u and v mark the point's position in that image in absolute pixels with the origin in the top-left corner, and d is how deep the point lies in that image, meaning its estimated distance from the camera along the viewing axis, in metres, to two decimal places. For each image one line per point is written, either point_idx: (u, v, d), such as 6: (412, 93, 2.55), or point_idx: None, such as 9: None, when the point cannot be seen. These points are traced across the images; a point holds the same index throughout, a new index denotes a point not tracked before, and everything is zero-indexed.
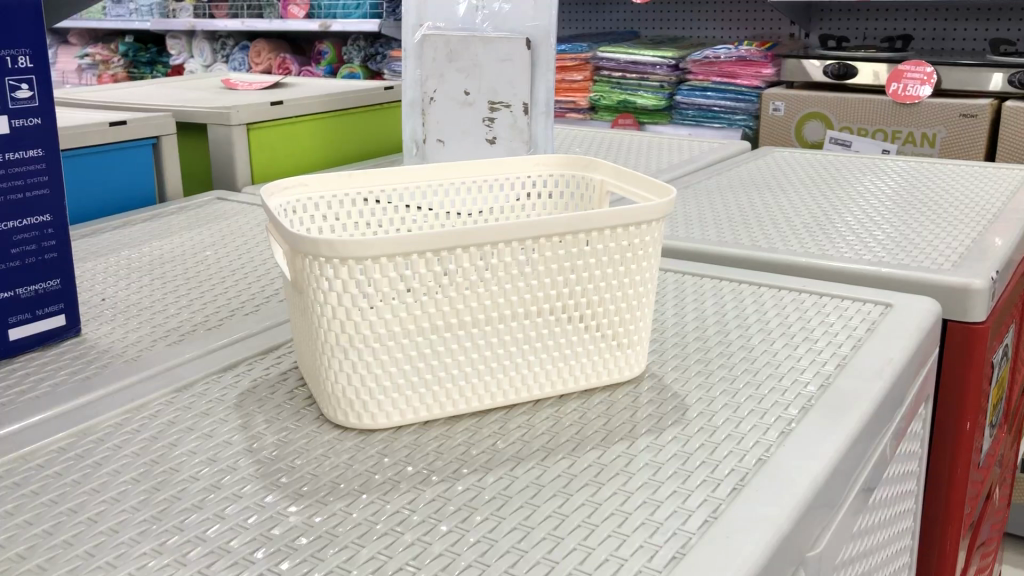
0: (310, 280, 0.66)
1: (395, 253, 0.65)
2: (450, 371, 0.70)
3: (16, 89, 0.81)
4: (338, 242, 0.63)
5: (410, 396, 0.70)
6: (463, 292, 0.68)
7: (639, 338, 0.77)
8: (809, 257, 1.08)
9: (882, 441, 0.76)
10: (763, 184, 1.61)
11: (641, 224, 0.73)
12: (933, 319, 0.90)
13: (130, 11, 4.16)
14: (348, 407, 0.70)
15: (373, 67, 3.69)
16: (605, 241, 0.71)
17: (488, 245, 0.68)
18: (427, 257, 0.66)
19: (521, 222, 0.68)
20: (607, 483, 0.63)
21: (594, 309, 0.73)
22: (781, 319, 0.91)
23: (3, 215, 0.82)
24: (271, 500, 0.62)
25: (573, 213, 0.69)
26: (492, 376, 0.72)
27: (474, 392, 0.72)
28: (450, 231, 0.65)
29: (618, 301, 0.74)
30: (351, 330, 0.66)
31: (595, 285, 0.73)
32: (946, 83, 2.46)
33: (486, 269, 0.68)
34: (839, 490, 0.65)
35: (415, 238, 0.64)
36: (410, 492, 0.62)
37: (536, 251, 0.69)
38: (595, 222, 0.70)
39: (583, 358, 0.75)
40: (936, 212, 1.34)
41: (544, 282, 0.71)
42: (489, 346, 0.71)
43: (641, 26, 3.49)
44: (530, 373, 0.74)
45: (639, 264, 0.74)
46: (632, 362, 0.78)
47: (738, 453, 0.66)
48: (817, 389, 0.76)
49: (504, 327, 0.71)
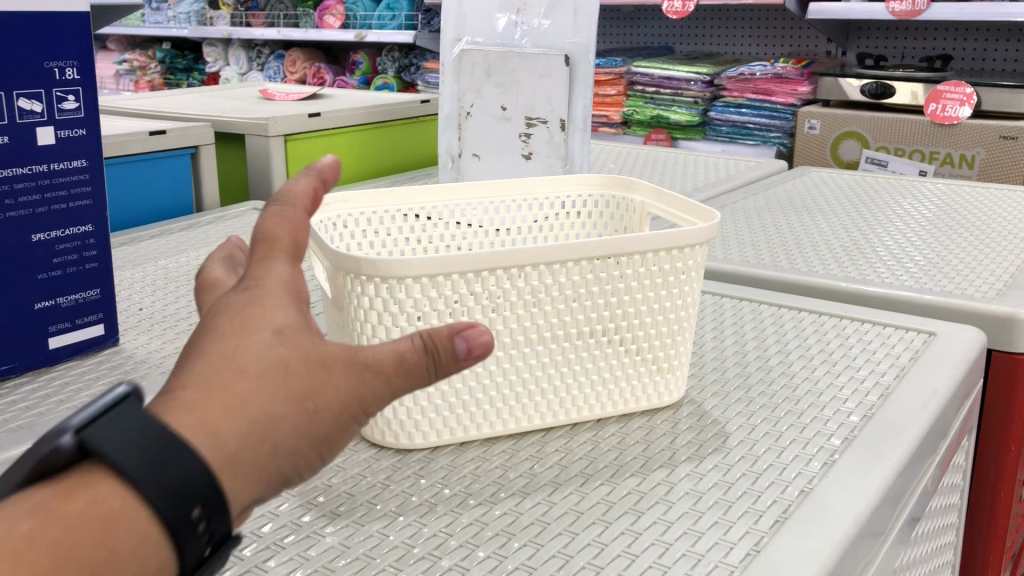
0: (351, 297, 0.65)
1: (435, 272, 0.64)
2: (487, 392, 0.70)
3: (62, 101, 0.81)
4: (381, 261, 0.62)
5: (447, 416, 0.70)
6: (502, 314, 0.67)
7: (679, 363, 0.76)
8: (848, 282, 1.07)
9: (926, 473, 0.75)
10: (801, 205, 1.59)
11: (684, 248, 0.72)
12: (977, 349, 0.88)
13: (169, 17, 4.22)
14: (385, 425, 0.70)
15: (407, 78, 3.70)
16: (648, 264, 0.71)
17: (529, 266, 0.67)
18: (467, 278, 0.65)
19: (564, 244, 0.67)
20: (647, 513, 0.62)
21: (634, 333, 0.72)
22: (821, 346, 0.90)
23: (46, 225, 0.83)
24: (307, 519, 0.62)
25: (617, 237, 0.68)
26: (529, 398, 0.72)
27: (511, 413, 0.72)
28: (491, 252, 0.65)
29: (659, 326, 0.73)
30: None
31: (636, 310, 0.72)
32: (986, 104, 2.42)
33: (527, 290, 0.68)
34: (884, 523, 0.64)
35: (457, 258, 0.64)
36: (447, 516, 0.62)
37: (577, 273, 0.69)
38: (639, 246, 0.69)
39: (623, 382, 0.74)
40: (977, 237, 1.33)
41: (585, 304, 0.70)
42: (528, 368, 0.70)
43: (676, 41, 3.49)
44: (568, 397, 0.73)
45: (682, 289, 0.73)
46: (671, 387, 0.77)
47: (780, 484, 0.65)
48: (860, 419, 0.74)
49: (543, 349, 0.70)
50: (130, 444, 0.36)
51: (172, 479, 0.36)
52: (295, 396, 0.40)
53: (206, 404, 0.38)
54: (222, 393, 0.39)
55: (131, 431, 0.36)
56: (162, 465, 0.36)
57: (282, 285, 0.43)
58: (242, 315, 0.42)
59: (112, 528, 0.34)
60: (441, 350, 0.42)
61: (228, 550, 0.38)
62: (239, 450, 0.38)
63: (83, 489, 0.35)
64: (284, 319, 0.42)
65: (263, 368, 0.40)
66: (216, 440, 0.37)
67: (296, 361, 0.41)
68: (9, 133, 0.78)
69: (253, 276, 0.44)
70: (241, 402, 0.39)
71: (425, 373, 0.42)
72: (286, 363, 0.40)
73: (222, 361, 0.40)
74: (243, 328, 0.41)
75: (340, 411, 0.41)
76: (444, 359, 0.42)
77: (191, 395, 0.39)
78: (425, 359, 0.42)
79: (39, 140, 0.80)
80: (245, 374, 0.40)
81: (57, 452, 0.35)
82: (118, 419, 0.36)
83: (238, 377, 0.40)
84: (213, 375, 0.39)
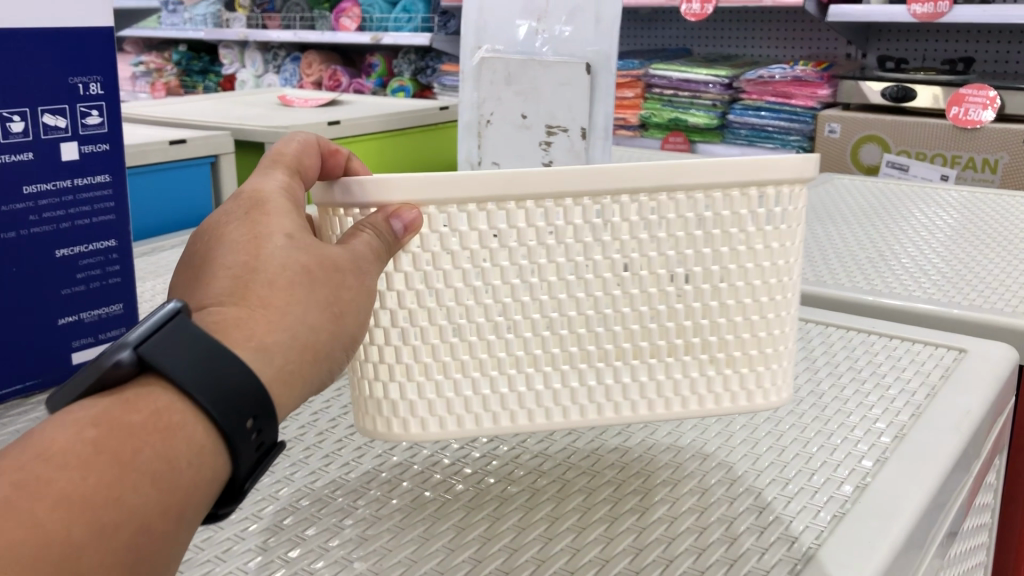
0: (333, 232, 0.60)
1: (426, 202, 0.58)
2: (540, 367, 0.62)
3: (86, 116, 0.82)
4: (355, 183, 0.58)
5: (491, 396, 0.62)
6: (541, 265, 0.60)
7: (785, 348, 0.66)
8: (875, 295, 1.06)
9: (961, 494, 0.73)
10: (822, 213, 1.58)
11: (766, 183, 0.61)
12: (1011, 368, 0.86)
13: (185, 20, 4.24)
14: (379, 411, 0.62)
15: (422, 80, 3.69)
16: (721, 206, 0.61)
17: (556, 198, 0.59)
18: (485, 209, 0.59)
19: (594, 167, 0.58)
20: (679, 538, 0.61)
21: (716, 300, 0.63)
22: (850, 363, 0.89)
23: (68, 240, 0.83)
24: (334, 544, 0.62)
25: (669, 161, 0.58)
26: (601, 380, 0.63)
27: (574, 398, 0.63)
28: (494, 176, 0.58)
29: (755, 293, 0.63)
30: (409, 309, 0.60)
31: (719, 268, 0.62)
32: (1009, 107, 2.38)
33: (569, 230, 0.60)
34: (919, 546, 0.63)
35: (445, 179, 0.58)
36: (475, 542, 0.61)
37: (642, 225, 0.60)
38: (702, 176, 0.59)
39: (719, 358, 0.64)
40: (1002, 247, 1.32)
41: (651, 257, 0.61)
42: (589, 335, 0.62)
43: (693, 43, 3.48)
44: (651, 381, 0.64)
45: (778, 250, 0.63)
46: (776, 384, 0.67)
47: (812, 509, 0.64)
48: (892, 440, 0.73)
49: (607, 313, 0.62)
50: (186, 365, 0.45)
51: (227, 391, 0.46)
52: (322, 306, 0.52)
53: (254, 321, 0.49)
54: (262, 305, 0.50)
55: (183, 350, 0.46)
56: (214, 380, 0.46)
57: (275, 194, 0.58)
58: (249, 229, 0.54)
59: (173, 435, 0.43)
60: (385, 232, 0.56)
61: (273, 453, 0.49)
62: (285, 362, 0.50)
63: (144, 401, 0.44)
64: (290, 228, 0.54)
65: (291, 277, 0.52)
66: (269, 356, 0.49)
67: (314, 265, 0.53)
68: (34, 149, 0.79)
69: (251, 194, 0.57)
70: (279, 313, 0.50)
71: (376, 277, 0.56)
72: (307, 270, 0.52)
73: (252, 277, 0.51)
74: (261, 238, 0.53)
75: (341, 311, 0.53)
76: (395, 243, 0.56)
77: (240, 314, 0.49)
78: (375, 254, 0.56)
79: (63, 156, 0.81)
80: (276, 289, 0.51)
81: (122, 364, 0.45)
82: (168, 339, 0.46)
83: (271, 290, 0.51)
84: (251, 288, 0.50)
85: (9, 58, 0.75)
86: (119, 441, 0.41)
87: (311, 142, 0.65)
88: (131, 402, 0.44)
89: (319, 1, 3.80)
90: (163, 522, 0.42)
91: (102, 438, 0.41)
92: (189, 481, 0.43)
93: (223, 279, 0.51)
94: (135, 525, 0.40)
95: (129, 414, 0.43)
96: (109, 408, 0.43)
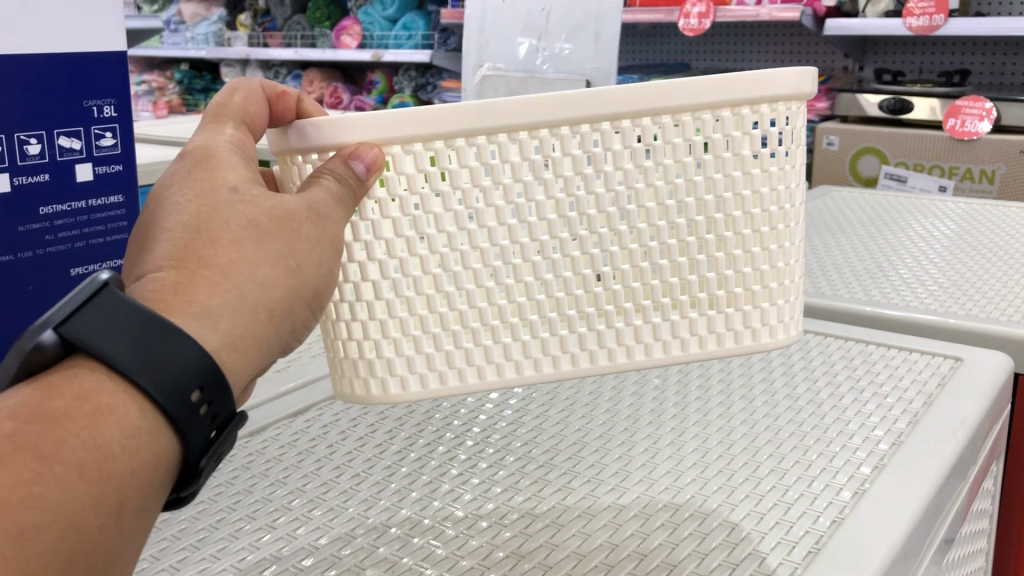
0: (294, 180, 0.62)
1: (389, 142, 0.59)
2: (525, 316, 0.63)
3: (100, 138, 0.85)
4: (310, 126, 0.59)
5: (475, 349, 0.64)
6: (519, 203, 0.60)
7: (791, 282, 0.66)
8: (874, 306, 1.08)
9: (958, 497, 0.75)
10: (822, 226, 1.60)
11: (757, 103, 0.61)
12: (1006, 375, 0.88)
13: (187, 39, 4.28)
14: (357, 373, 0.65)
15: (423, 97, 3.72)
16: (712, 129, 0.61)
17: (548, 129, 0.59)
18: (455, 146, 0.59)
19: (567, 94, 0.58)
20: (682, 544, 0.63)
21: (713, 232, 0.63)
22: (848, 372, 0.91)
23: (84, 258, 0.86)
24: (346, 552, 0.64)
25: (643, 84, 0.58)
26: (582, 345, 0.65)
27: (573, 346, 0.65)
28: (462, 109, 0.58)
29: (748, 243, 0.64)
30: (378, 262, 0.61)
31: (706, 215, 0.62)
32: (1006, 118, 2.40)
33: (545, 163, 0.60)
34: (915, 548, 0.64)
35: (411, 115, 0.58)
36: (483, 548, 0.63)
37: (630, 154, 0.60)
38: (690, 96, 0.59)
39: (719, 299, 0.65)
40: (1000, 258, 1.33)
41: (639, 190, 0.61)
42: (576, 279, 0.63)
43: (691, 58, 3.51)
44: (647, 324, 0.64)
45: (778, 175, 0.63)
46: (786, 322, 0.67)
47: (811, 514, 0.65)
48: (889, 447, 0.75)
49: (596, 256, 0.62)
50: (114, 340, 0.46)
51: (160, 363, 0.46)
52: (276, 265, 0.54)
53: (199, 283, 0.50)
54: (205, 266, 0.51)
55: (110, 325, 0.46)
56: (144, 352, 0.46)
57: (225, 149, 0.59)
58: (194, 189, 0.55)
59: (100, 418, 0.44)
60: (346, 175, 0.57)
61: (229, 422, 0.50)
62: (233, 327, 0.51)
63: (69, 385, 0.44)
64: (239, 183, 0.56)
65: (239, 235, 0.53)
66: (216, 317, 0.50)
67: (264, 221, 0.54)
68: (48, 171, 0.82)
69: (200, 149, 0.59)
70: (224, 274, 0.51)
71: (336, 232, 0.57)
72: (257, 226, 0.54)
73: (198, 239, 0.52)
74: (206, 196, 0.54)
75: (294, 268, 0.55)
76: (355, 189, 0.57)
77: (184, 275, 0.50)
78: (335, 205, 0.57)
79: (78, 177, 0.84)
80: (224, 249, 0.52)
81: (44, 346, 0.45)
82: (92, 315, 0.46)
83: (217, 249, 0.52)
84: (195, 248, 0.52)
85: (28, 85, 0.78)
86: (41, 432, 0.42)
87: (255, 92, 0.66)
88: (59, 384, 0.44)
89: (319, 19, 3.82)
90: (102, 511, 0.42)
91: (22, 430, 0.41)
92: (127, 465, 0.44)
93: (168, 241, 0.52)
94: (69, 520, 0.41)
95: (51, 401, 0.43)
96: (33, 396, 0.43)
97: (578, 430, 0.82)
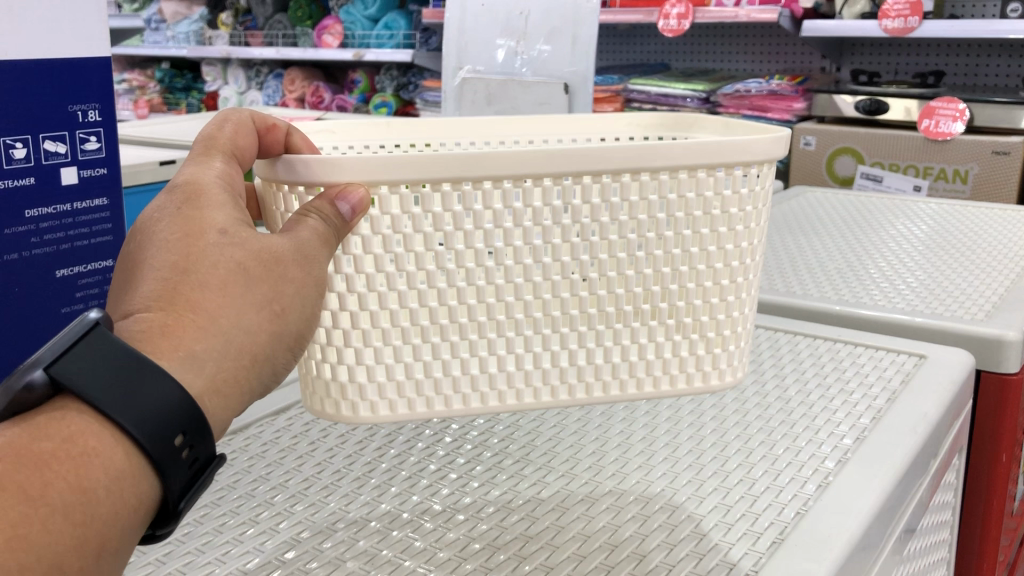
0: (278, 205, 0.63)
1: (377, 184, 0.59)
2: (496, 349, 0.66)
3: (84, 142, 0.87)
4: (299, 163, 0.59)
5: (447, 378, 0.66)
6: (497, 248, 0.62)
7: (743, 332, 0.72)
8: (844, 306, 1.10)
9: (919, 489, 0.79)
10: (797, 226, 1.63)
11: (733, 166, 0.64)
12: (967, 372, 0.91)
13: (168, 38, 4.26)
14: (329, 394, 0.66)
15: (405, 96, 3.74)
16: (688, 189, 0.64)
17: (535, 179, 0.61)
18: (441, 190, 0.60)
19: (555, 152, 0.60)
20: (652, 535, 0.65)
21: (682, 250, 0.66)
22: (817, 370, 0.94)
23: (68, 260, 0.88)
24: (327, 544, 0.66)
25: (635, 147, 0.61)
26: (557, 358, 0.67)
27: (548, 378, 0.67)
28: (451, 158, 0.59)
29: (709, 285, 0.68)
30: (358, 293, 0.62)
31: (682, 251, 0.66)
32: (978, 119, 2.44)
33: (528, 213, 0.62)
34: (875, 541, 0.67)
35: (393, 160, 0.58)
36: (459, 541, 0.65)
37: (605, 209, 0.63)
38: (663, 160, 0.62)
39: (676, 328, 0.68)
40: (969, 258, 1.36)
41: (613, 242, 0.64)
42: (547, 318, 0.65)
43: (671, 57, 3.54)
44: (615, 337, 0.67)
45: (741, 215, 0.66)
46: (734, 365, 0.73)
47: (777, 506, 0.68)
48: (853, 442, 0.77)
49: (567, 283, 0.64)
50: (101, 384, 0.46)
51: (148, 410, 0.47)
52: (262, 309, 0.55)
53: (186, 329, 0.51)
54: (190, 309, 0.52)
55: (99, 366, 0.47)
56: (131, 397, 0.47)
57: (213, 184, 0.60)
58: (180, 225, 0.56)
59: (87, 462, 0.44)
60: (332, 215, 0.57)
61: (210, 466, 0.51)
62: (216, 374, 0.52)
63: (57, 426, 0.45)
64: (224, 221, 0.56)
65: (225, 276, 0.54)
66: (201, 363, 0.51)
67: (250, 262, 0.55)
68: (34, 175, 0.83)
69: (187, 182, 0.59)
70: (210, 318, 0.52)
71: (320, 276, 0.58)
72: (244, 268, 0.55)
73: (184, 281, 0.53)
74: (193, 234, 0.55)
75: (278, 310, 0.56)
76: (342, 230, 0.58)
77: (171, 319, 0.51)
78: (322, 247, 0.57)
79: (63, 181, 0.86)
80: (210, 294, 0.53)
81: (33, 385, 0.46)
82: (82, 356, 0.47)
83: (203, 292, 0.53)
84: (182, 290, 0.52)
85: (16, 91, 0.79)
86: (29, 474, 0.42)
87: (246, 123, 0.69)
88: (46, 425, 0.45)
89: (300, 18, 3.84)
90: (82, 554, 0.43)
91: (12, 471, 0.42)
92: (108, 508, 0.45)
93: (153, 281, 0.53)
94: (52, 562, 0.41)
95: (41, 442, 0.44)
96: (21, 437, 0.44)
97: (555, 426, 0.85)
